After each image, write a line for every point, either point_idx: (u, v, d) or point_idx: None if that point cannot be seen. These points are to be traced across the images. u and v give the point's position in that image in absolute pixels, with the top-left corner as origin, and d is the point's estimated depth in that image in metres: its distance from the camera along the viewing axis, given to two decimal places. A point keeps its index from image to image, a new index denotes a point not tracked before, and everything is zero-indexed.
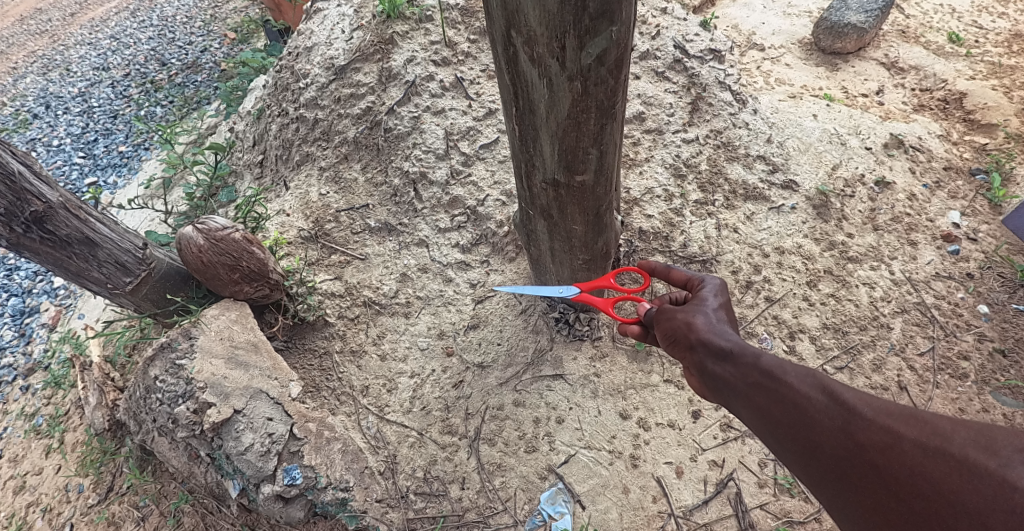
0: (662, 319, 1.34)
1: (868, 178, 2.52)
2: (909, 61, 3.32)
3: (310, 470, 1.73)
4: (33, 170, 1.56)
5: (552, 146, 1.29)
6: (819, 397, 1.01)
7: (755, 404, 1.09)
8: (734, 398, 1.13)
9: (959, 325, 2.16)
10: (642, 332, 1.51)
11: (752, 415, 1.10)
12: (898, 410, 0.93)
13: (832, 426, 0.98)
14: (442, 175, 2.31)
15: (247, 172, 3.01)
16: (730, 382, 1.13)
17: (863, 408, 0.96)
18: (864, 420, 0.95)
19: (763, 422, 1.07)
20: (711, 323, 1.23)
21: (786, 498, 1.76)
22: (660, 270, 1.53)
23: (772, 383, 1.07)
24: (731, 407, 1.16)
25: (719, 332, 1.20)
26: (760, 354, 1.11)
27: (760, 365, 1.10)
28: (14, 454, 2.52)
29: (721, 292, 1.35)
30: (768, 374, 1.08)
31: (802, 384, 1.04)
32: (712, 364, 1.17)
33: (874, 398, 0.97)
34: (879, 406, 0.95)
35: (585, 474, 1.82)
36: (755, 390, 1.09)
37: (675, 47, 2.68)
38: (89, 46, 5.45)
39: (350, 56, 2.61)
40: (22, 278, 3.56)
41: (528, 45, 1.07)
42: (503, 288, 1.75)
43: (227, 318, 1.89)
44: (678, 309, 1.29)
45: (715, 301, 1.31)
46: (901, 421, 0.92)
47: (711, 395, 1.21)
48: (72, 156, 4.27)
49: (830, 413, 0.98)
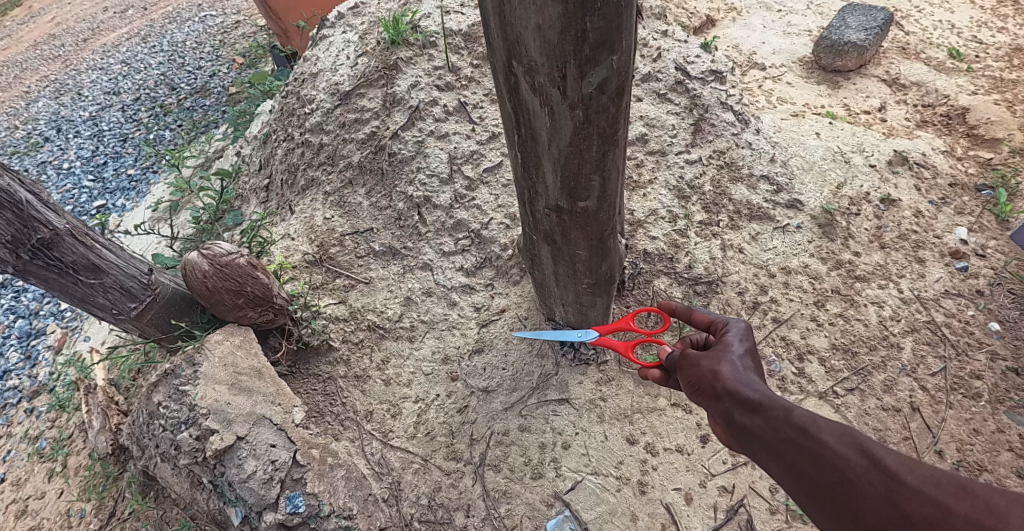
0: (686, 366, 1.35)
1: (873, 196, 2.50)
2: (911, 78, 3.32)
3: (313, 497, 1.70)
4: (40, 198, 1.57)
5: (554, 173, 1.29)
6: (858, 459, 0.97)
7: (787, 460, 1.06)
8: (765, 452, 1.12)
9: (971, 344, 2.13)
10: (664, 376, 1.53)
11: (788, 474, 1.06)
12: (946, 481, 0.87)
13: (872, 492, 0.93)
14: (446, 199, 2.32)
15: (253, 196, 3.04)
16: (759, 436, 1.12)
17: (907, 475, 0.91)
18: (909, 489, 0.89)
19: (798, 481, 1.04)
20: (737, 373, 1.23)
21: (799, 525, 1.72)
22: (681, 312, 1.54)
23: (805, 439, 1.04)
24: (765, 462, 1.13)
25: (746, 383, 1.20)
26: (790, 408, 1.09)
27: (791, 420, 1.08)
28: (17, 478, 2.50)
29: (745, 336, 1.35)
30: (800, 430, 1.06)
31: (837, 442, 1.00)
32: (740, 415, 1.16)
33: (919, 464, 0.92)
34: (926, 474, 0.90)
35: (592, 501, 1.78)
36: (786, 445, 1.06)
37: (676, 69, 2.70)
38: (101, 71, 5.56)
39: (355, 81, 2.65)
40: (29, 300, 3.58)
41: (529, 74, 1.08)
42: (522, 334, 1.85)
43: (230, 344, 1.88)
44: (703, 357, 1.30)
45: (740, 347, 1.31)
46: (949, 493, 0.86)
47: (741, 447, 1.20)
48: (82, 179, 4.33)
49: (869, 477, 0.94)
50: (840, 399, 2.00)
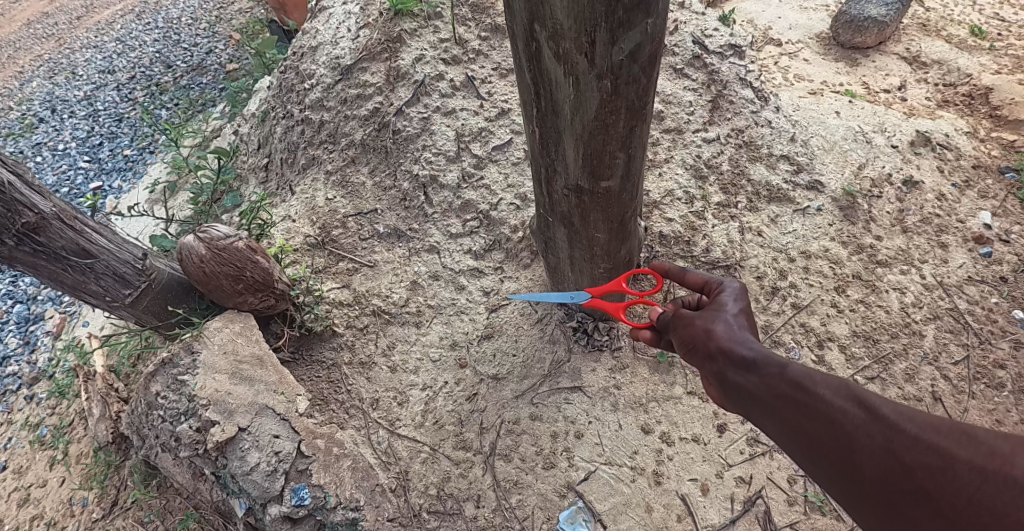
0: (680, 326, 1.24)
1: (895, 179, 2.41)
2: (932, 56, 3.19)
3: (319, 489, 1.65)
4: (23, 180, 1.49)
5: (576, 151, 1.21)
6: (855, 411, 0.87)
7: (780, 417, 0.96)
8: (758, 411, 1.02)
9: (994, 332, 2.06)
10: (655, 337, 1.41)
11: (781, 431, 0.97)
12: (946, 427, 0.78)
13: (870, 443, 0.83)
14: (453, 178, 2.24)
15: (252, 176, 2.95)
16: (753, 394, 1.02)
17: (906, 424, 0.81)
18: (908, 437, 0.80)
19: (792, 437, 0.94)
20: (731, 331, 1.13)
21: (818, 518, 1.67)
22: (674, 272, 1.42)
23: (800, 394, 0.95)
24: (758, 422, 1.03)
25: (742, 341, 1.10)
26: (785, 365, 1.00)
27: (787, 376, 0.98)
28: (19, 466, 2.46)
29: (741, 297, 1.24)
30: (795, 385, 0.96)
31: (834, 396, 0.91)
32: (733, 373, 1.07)
33: (918, 412, 0.83)
34: (927, 422, 0.80)
35: (606, 492, 1.73)
36: (781, 402, 0.97)
37: (693, 43, 2.59)
38: (95, 49, 5.40)
39: (356, 55, 2.53)
40: (26, 285, 3.50)
41: (554, 40, 0.99)
42: (517, 297, 1.69)
43: (230, 331, 1.82)
44: (697, 316, 1.20)
45: (736, 307, 1.20)
46: (951, 440, 0.77)
47: (736, 409, 1.10)
48: (77, 161, 4.22)
49: (867, 428, 0.84)
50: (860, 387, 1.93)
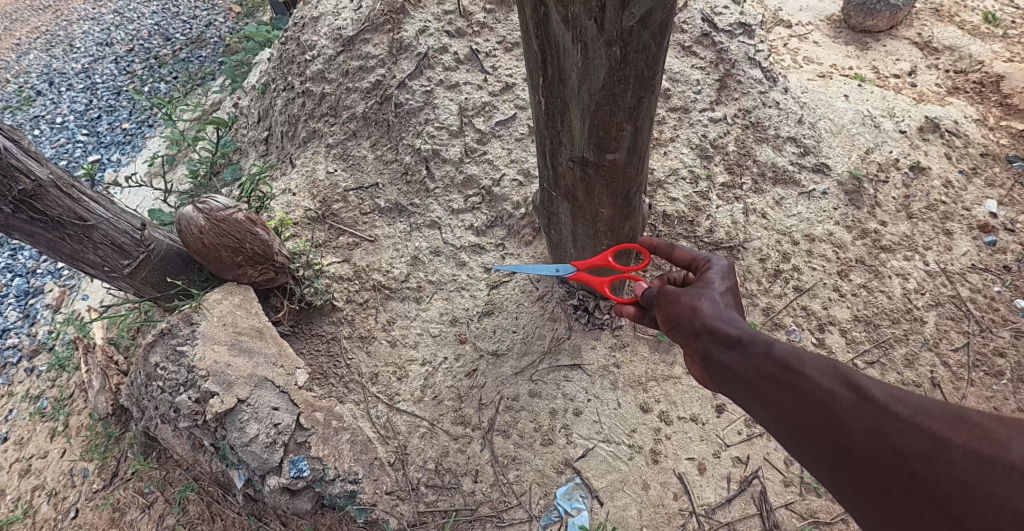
0: (665, 303, 1.24)
1: (902, 164, 2.38)
2: (944, 41, 3.14)
3: (317, 461, 1.66)
4: (19, 146, 1.46)
5: (582, 122, 1.19)
6: (843, 392, 0.86)
7: (767, 398, 0.96)
8: (744, 392, 1.01)
9: (995, 320, 2.04)
10: (639, 314, 1.41)
11: (768, 413, 0.96)
12: (939, 411, 0.77)
13: (859, 425, 0.83)
14: (455, 153, 2.22)
15: (252, 149, 2.92)
16: (738, 373, 1.02)
17: (897, 407, 0.80)
18: (899, 421, 0.79)
19: (779, 418, 0.93)
20: (718, 310, 1.13)
21: (813, 498, 1.68)
22: (662, 248, 1.42)
23: (787, 375, 0.94)
24: (744, 404, 1.03)
25: (728, 320, 1.10)
26: (772, 344, 1.00)
27: (773, 355, 0.98)
28: (20, 437, 2.47)
29: (727, 275, 1.23)
30: (782, 365, 0.96)
31: (822, 376, 0.90)
32: (718, 352, 1.06)
33: (908, 394, 0.81)
34: (918, 405, 0.79)
35: (604, 469, 1.74)
36: (767, 382, 0.96)
37: (702, 20, 2.54)
38: (93, 21, 5.30)
39: (359, 26, 2.48)
40: (25, 258, 3.49)
41: (563, 4, 0.96)
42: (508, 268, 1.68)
43: (230, 303, 1.80)
44: (682, 293, 1.20)
45: (722, 285, 1.20)
46: (944, 423, 0.75)
47: (719, 389, 1.09)
48: (76, 134, 4.18)
49: (855, 410, 0.84)
50: (860, 372, 1.92)
